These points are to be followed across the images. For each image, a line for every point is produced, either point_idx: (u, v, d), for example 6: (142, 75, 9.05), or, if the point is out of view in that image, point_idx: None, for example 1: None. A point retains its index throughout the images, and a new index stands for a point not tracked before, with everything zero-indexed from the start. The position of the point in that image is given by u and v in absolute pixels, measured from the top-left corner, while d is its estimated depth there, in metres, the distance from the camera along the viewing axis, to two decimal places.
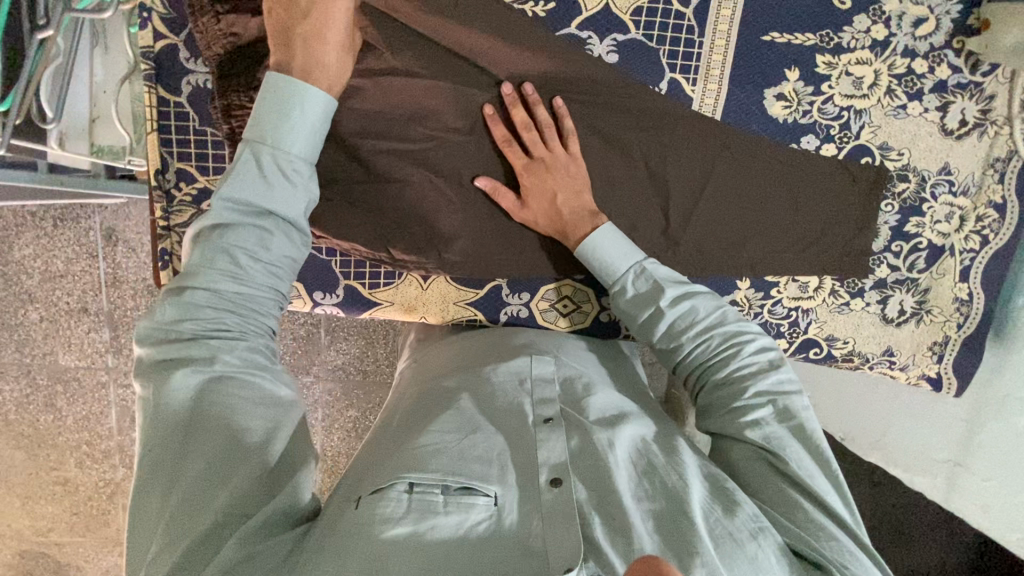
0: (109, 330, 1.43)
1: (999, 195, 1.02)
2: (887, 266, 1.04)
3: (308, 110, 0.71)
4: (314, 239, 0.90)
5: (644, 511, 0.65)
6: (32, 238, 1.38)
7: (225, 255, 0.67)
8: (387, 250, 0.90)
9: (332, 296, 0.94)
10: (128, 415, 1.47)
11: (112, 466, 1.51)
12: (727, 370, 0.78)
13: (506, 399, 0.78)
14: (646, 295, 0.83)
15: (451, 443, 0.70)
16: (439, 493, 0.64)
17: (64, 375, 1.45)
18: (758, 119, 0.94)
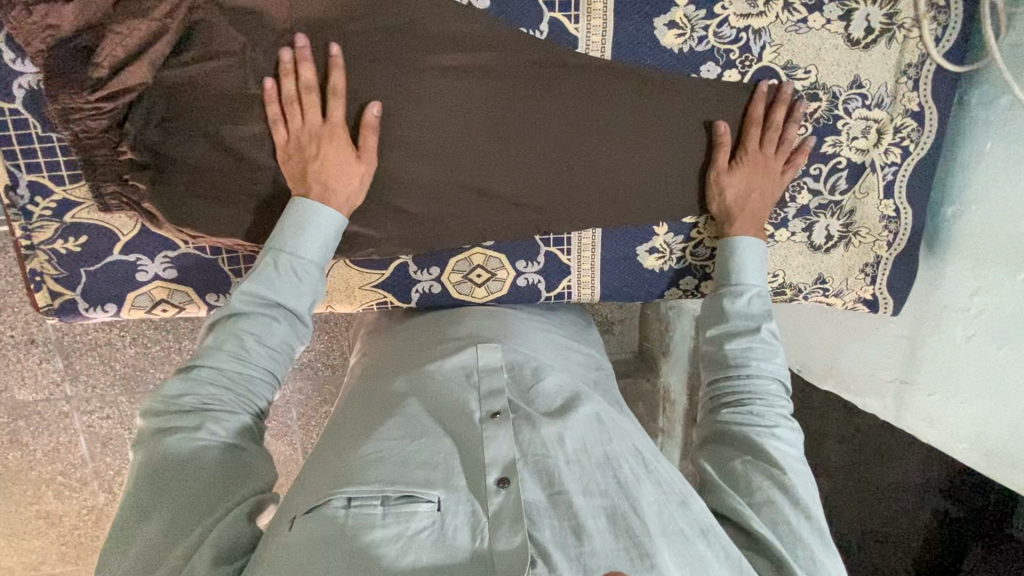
0: (62, 358, 1.36)
1: (916, 103, 0.98)
2: (808, 192, 1.01)
3: (324, 226, 0.77)
4: (192, 239, 0.83)
5: (596, 508, 0.62)
6: None
7: (236, 336, 0.71)
8: (272, 240, 0.83)
9: (227, 297, 0.88)
10: (97, 441, 1.43)
11: (92, 492, 1.48)
12: (768, 396, 0.80)
13: (450, 397, 0.75)
14: (758, 314, 0.87)
15: (395, 451, 0.67)
16: (378, 505, 0.60)
17: (23, 409, 1.38)
18: (651, 52, 0.88)
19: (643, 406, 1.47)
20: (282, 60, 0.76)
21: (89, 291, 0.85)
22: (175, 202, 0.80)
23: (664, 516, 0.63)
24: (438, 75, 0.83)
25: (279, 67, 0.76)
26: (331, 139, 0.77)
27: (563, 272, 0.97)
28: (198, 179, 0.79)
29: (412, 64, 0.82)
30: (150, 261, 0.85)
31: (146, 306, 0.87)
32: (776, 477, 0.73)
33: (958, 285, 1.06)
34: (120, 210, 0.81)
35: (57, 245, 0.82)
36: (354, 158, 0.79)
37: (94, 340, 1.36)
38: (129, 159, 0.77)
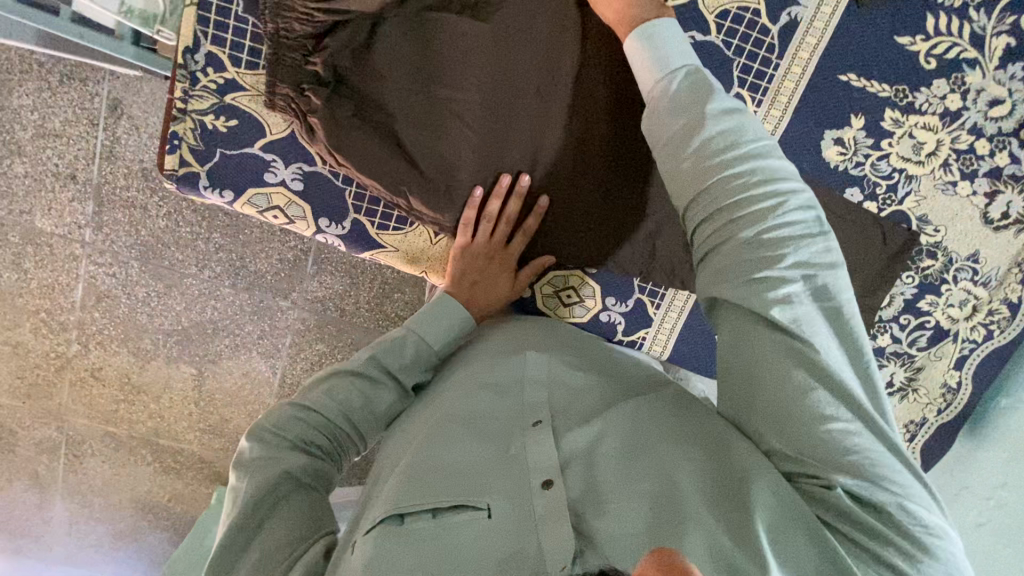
0: (93, 204, 1.37)
1: (1015, 295, 1.02)
2: (890, 337, 1.04)
3: (450, 321, 0.87)
4: (334, 166, 0.84)
5: (636, 501, 0.62)
6: (33, 89, 1.30)
7: (361, 387, 0.82)
8: (406, 198, 0.85)
9: (338, 227, 0.89)
10: (92, 294, 1.42)
11: (67, 339, 1.46)
12: (769, 198, 0.66)
13: (492, 405, 0.76)
14: (725, 136, 0.68)
15: (440, 459, 0.69)
16: (428, 516, 0.63)
17: (38, 237, 1.38)
18: (811, 158, 0.91)
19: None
20: (473, 194, 0.86)
21: (215, 172, 0.85)
22: (340, 128, 0.80)
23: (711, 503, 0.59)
24: (593, 110, 0.85)
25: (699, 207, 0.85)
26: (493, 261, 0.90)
27: (644, 323, 0.99)
28: (372, 116, 0.82)
29: (594, 94, 0.85)
30: (283, 166, 0.86)
31: (260, 206, 0.88)
32: (803, 354, 0.60)
33: (982, 474, 1.12)
34: (281, 112, 0.82)
35: (207, 118, 0.82)
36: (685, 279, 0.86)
37: (134, 199, 1.36)
38: (315, 71, 0.79)
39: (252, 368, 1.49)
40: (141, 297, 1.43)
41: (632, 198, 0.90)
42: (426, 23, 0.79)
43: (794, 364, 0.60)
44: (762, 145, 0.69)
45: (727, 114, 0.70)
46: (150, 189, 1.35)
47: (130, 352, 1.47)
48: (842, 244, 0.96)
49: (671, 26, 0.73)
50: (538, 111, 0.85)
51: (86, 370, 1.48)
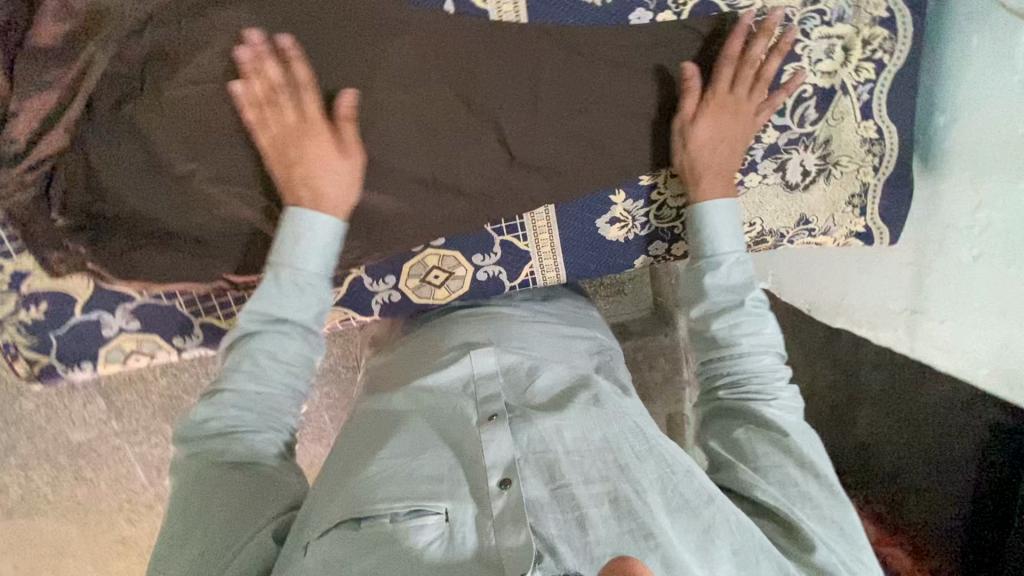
0: (103, 397, 1.40)
1: (883, 8, 0.87)
2: (775, 129, 0.92)
3: (311, 234, 0.74)
4: (147, 288, 0.84)
5: (599, 496, 0.61)
6: None
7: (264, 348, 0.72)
8: (224, 278, 0.84)
9: (193, 338, 0.89)
10: (152, 467, 1.49)
11: (158, 514, 1.55)
12: (765, 373, 0.77)
13: (445, 405, 0.73)
14: (739, 284, 0.81)
15: (398, 466, 0.64)
16: (387, 520, 0.59)
17: (82, 448, 1.44)
18: (570, 10, 0.82)
19: (666, 363, 1.40)
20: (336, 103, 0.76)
21: (63, 353, 0.87)
22: (122, 256, 0.80)
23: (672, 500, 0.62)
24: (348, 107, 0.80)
25: (240, 69, 0.73)
26: (312, 137, 0.75)
27: (522, 259, 0.94)
28: (139, 228, 0.80)
29: (330, 85, 0.78)
30: (111, 316, 0.87)
31: (119, 358, 0.89)
32: (778, 438, 0.71)
33: (960, 204, 0.97)
34: (70, 273, 0.82)
35: (21, 316, 0.84)
36: (338, 152, 0.76)
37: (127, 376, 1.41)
38: (65, 223, 0.78)
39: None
40: None
41: (436, 158, 0.85)
42: (120, 118, 0.75)
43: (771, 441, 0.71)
44: (767, 330, 0.79)
45: (755, 299, 0.80)
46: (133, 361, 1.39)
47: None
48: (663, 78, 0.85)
49: (727, 208, 0.84)
50: None
51: None
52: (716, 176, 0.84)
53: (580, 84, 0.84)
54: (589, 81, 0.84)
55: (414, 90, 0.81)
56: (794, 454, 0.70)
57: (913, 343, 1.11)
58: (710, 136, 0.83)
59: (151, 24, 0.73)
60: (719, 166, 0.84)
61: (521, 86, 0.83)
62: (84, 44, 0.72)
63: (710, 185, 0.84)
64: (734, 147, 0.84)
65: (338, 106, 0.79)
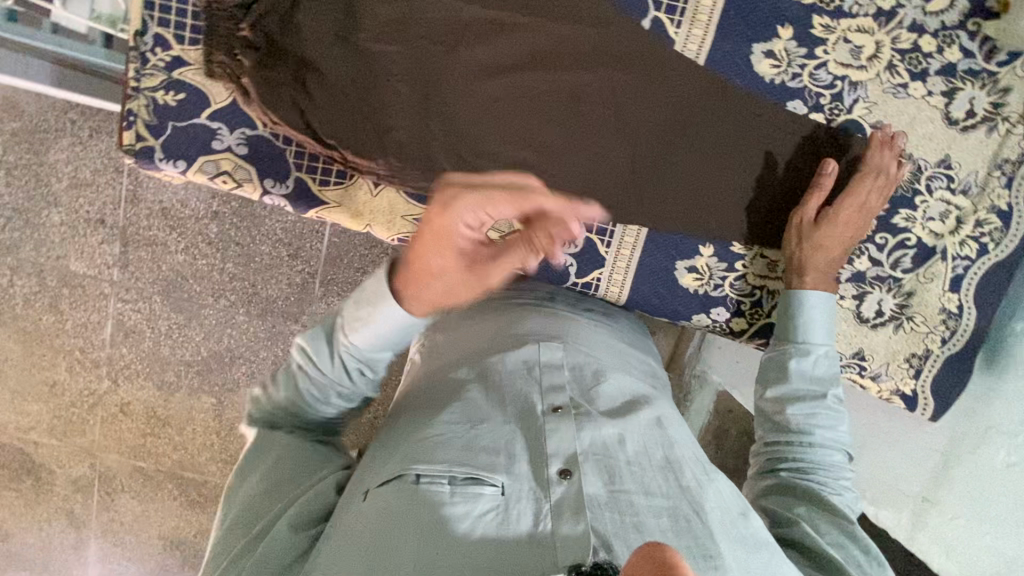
0: (120, 245, 1.46)
1: (1004, 200, 0.93)
2: (869, 259, 0.96)
3: (380, 313, 0.65)
4: (269, 124, 0.88)
5: (657, 508, 0.64)
6: (67, 144, 1.40)
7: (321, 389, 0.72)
8: (338, 149, 0.89)
9: (282, 187, 0.93)
10: (122, 330, 1.51)
11: (100, 376, 1.55)
12: (833, 467, 0.81)
13: (516, 388, 0.77)
14: (825, 377, 0.85)
15: (455, 434, 0.70)
16: (443, 484, 0.63)
17: (72, 280, 1.48)
18: (742, 74, 0.89)
19: None
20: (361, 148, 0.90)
21: (169, 143, 0.92)
22: (272, 86, 0.86)
23: (726, 524, 0.65)
24: (524, 67, 0.89)
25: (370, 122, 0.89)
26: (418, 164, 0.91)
27: (596, 263, 0.97)
28: (300, 72, 0.86)
29: (522, 41, 0.88)
30: (228, 133, 0.91)
31: (210, 173, 0.93)
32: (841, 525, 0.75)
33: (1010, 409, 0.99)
34: (221, 80, 0.88)
35: (158, 95, 0.90)
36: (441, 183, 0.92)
37: (154, 236, 1.45)
38: (244, 36, 0.85)
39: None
40: (163, 331, 1.52)
41: (571, 139, 0.91)
42: None
43: (833, 523, 0.74)
44: (844, 432, 0.83)
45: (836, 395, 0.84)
46: (169, 226, 1.44)
47: (157, 385, 1.55)
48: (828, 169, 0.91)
49: (826, 304, 0.88)
50: (461, 56, 0.88)
51: (117, 405, 1.57)
52: (829, 269, 0.90)
53: (724, 138, 0.91)
54: (725, 144, 0.91)
55: (582, 75, 0.89)
56: (858, 543, 0.73)
57: (913, 532, 1.08)
58: (838, 229, 0.89)
59: None
60: (828, 266, 0.89)
61: (668, 119, 0.90)
62: None
63: (814, 278, 0.89)
64: (848, 237, 0.89)
65: (512, 58, 0.88)
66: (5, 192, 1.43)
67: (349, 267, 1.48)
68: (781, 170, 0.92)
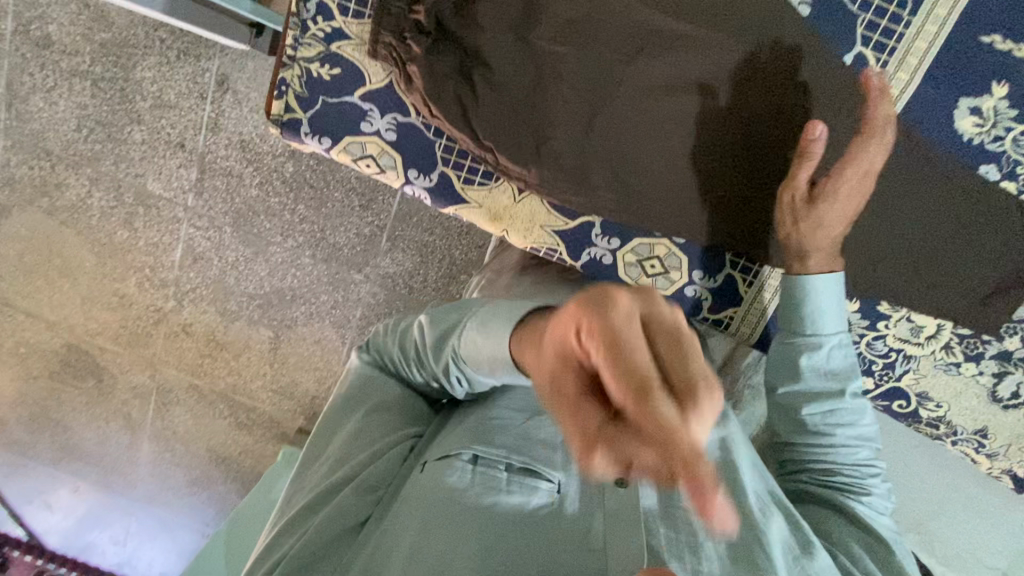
0: (197, 170, 1.39)
1: None
2: (1020, 340, 0.91)
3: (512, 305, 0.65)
4: (426, 114, 0.84)
5: (718, 540, 0.71)
6: (154, 63, 1.33)
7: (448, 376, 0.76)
8: (494, 152, 0.84)
9: (426, 179, 0.90)
10: (190, 255, 1.45)
11: (167, 294, 1.48)
12: (856, 465, 0.86)
13: None
14: (840, 368, 0.85)
15: (516, 423, 0.77)
16: (502, 471, 0.72)
17: (149, 199, 1.41)
18: (940, 130, 0.82)
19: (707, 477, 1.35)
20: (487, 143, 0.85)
21: (316, 118, 0.88)
22: (436, 76, 0.81)
23: (792, 563, 0.72)
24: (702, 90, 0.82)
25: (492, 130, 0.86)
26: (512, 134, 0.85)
27: (731, 301, 0.93)
28: (469, 66, 0.81)
29: (706, 63, 0.81)
30: (379, 117, 0.87)
31: (354, 155, 0.89)
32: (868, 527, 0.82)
33: None
34: (382, 61, 0.83)
35: (313, 66, 0.86)
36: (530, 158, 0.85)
37: (229, 168, 1.38)
38: (417, 19, 0.80)
39: (325, 336, 1.49)
40: (231, 262, 1.45)
41: (736, 173, 0.84)
42: None
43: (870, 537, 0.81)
44: (869, 427, 0.87)
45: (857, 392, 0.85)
46: (247, 160, 1.37)
47: (218, 313, 1.49)
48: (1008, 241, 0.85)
49: (836, 294, 0.84)
50: (639, 70, 0.81)
51: (181, 325, 1.50)
52: (835, 247, 0.84)
53: (899, 197, 0.85)
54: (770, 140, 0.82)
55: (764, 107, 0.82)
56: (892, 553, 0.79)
57: None
58: (838, 205, 0.81)
59: None
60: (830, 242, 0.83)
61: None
62: None
63: (818, 258, 0.84)
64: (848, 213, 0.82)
65: (691, 79, 0.82)
66: (90, 103, 1.35)
67: (416, 225, 1.40)
68: (954, 236, 0.86)
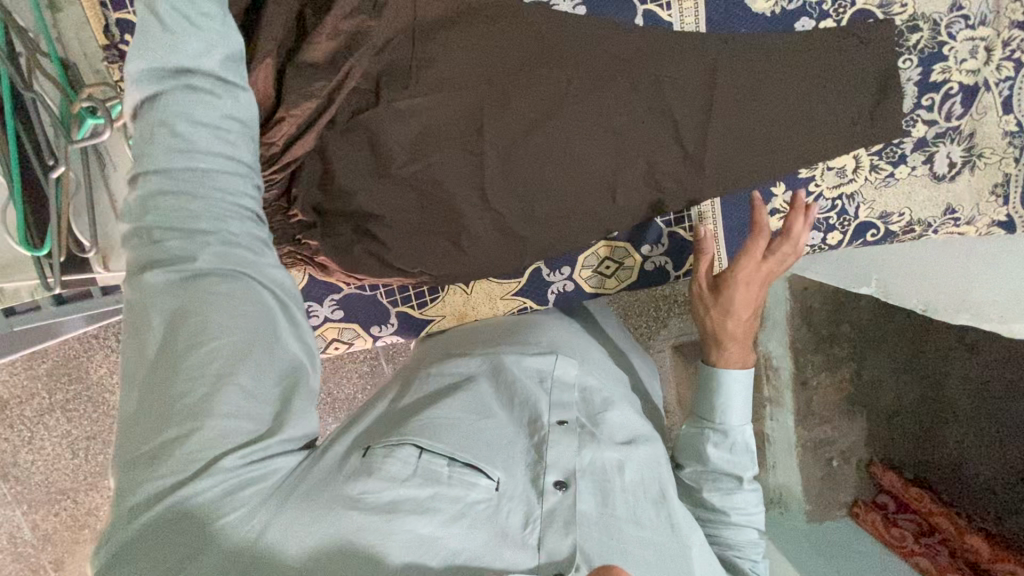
0: None
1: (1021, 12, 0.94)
2: (924, 123, 0.99)
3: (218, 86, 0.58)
4: (354, 280, 0.91)
5: (642, 539, 0.69)
6: (103, 357, 1.27)
7: (175, 157, 0.55)
8: (427, 272, 0.92)
9: (388, 326, 0.96)
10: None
11: None
12: (746, 541, 0.81)
13: (526, 395, 0.78)
14: (738, 462, 0.84)
15: (464, 422, 0.71)
16: (445, 464, 0.64)
17: None
18: (745, 22, 0.93)
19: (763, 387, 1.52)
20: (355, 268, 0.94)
21: None
22: (343, 249, 0.87)
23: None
24: (553, 117, 0.89)
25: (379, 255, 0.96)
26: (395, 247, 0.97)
27: (687, 250, 1.01)
28: (363, 224, 0.87)
29: (539, 95, 0.88)
30: (319, 305, 0.94)
31: (321, 345, 0.96)
32: None
33: None
34: (293, 265, 0.90)
35: None
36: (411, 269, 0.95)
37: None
38: (298, 219, 0.86)
39: None
40: None
41: (620, 156, 0.92)
42: (359, 125, 0.84)
43: None
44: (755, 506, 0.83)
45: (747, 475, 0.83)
46: None
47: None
48: (856, 58, 0.93)
49: (738, 373, 0.87)
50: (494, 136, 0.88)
51: None
52: (745, 342, 0.90)
53: (757, 85, 0.92)
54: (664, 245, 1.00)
55: (605, 96, 0.90)
56: None
57: None
58: (742, 295, 0.90)
59: (391, 39, 0.82)
60: (741, 335, 0.89)
61: (696, 96, 0.92)
62: (348, 56, 0.79)
63: (732, 348, 0.89)
64: (752, 305, 0.90)
65: (536, 113, 0.89)
66: (74, 430, 1.27)
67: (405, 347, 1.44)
68: (816, 83, 0.93)
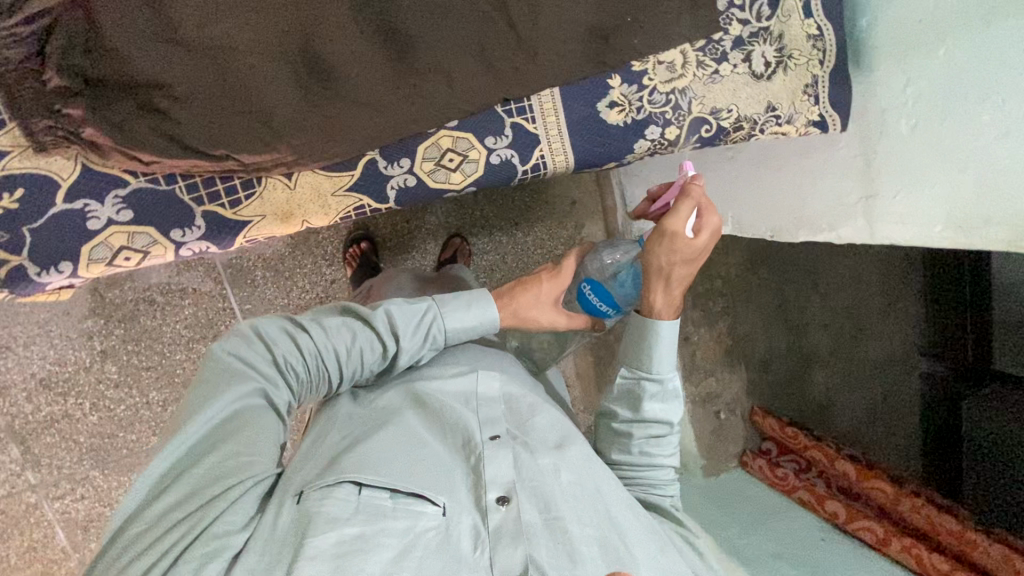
0: (16, 446, 1.45)
1: None
2: (739, 23, 1.05)
3: None
4: (143, 169, 0.78)
5: (588, 537, 0.75)
6: None
7: (344, 333, 0.82)
8: (232, 157, 0.80)
9: (193, 230, 0.85)
10: (75, 528, 1.50)
11: None
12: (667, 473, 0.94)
13: (451, 419, 0.85)
14: (668, 406, 0.92)
15: (393, 456, 0.76)
16: (388, 498, 0.71)
17: (59, 482, 1.48)
18: None
19: None
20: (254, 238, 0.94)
21: (37, 252, 0.78)
22: (121, 127, 0.74)
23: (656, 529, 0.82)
24: None
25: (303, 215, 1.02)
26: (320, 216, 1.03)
27: (533, 142, 1.00)
28: (143, 97, 0.74)
29: None
30: (100, 205, 0.79)
31: (105, 258, 0.82)
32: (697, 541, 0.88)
33: (888, 91, 1.14)
34: (58, 150, 0.75)
35: None
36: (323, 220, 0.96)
37: (50, 414, 1.46)
38: (56, 86, 0.71)
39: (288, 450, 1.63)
40: None
41: (454, 34, 0.87)
42: None
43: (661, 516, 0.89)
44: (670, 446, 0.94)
45: (663, 419, 0.92)
46: (58, 394, 1.46)
47: None
48: None
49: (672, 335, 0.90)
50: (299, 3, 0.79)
51: None
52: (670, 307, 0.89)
53: None
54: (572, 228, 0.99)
55: None
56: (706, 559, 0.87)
57: (872, 230, 1.23)
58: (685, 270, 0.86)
59: None
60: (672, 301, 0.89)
61: None
62: None
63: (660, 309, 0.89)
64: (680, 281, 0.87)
65: None
66: None
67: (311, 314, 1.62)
68: None
